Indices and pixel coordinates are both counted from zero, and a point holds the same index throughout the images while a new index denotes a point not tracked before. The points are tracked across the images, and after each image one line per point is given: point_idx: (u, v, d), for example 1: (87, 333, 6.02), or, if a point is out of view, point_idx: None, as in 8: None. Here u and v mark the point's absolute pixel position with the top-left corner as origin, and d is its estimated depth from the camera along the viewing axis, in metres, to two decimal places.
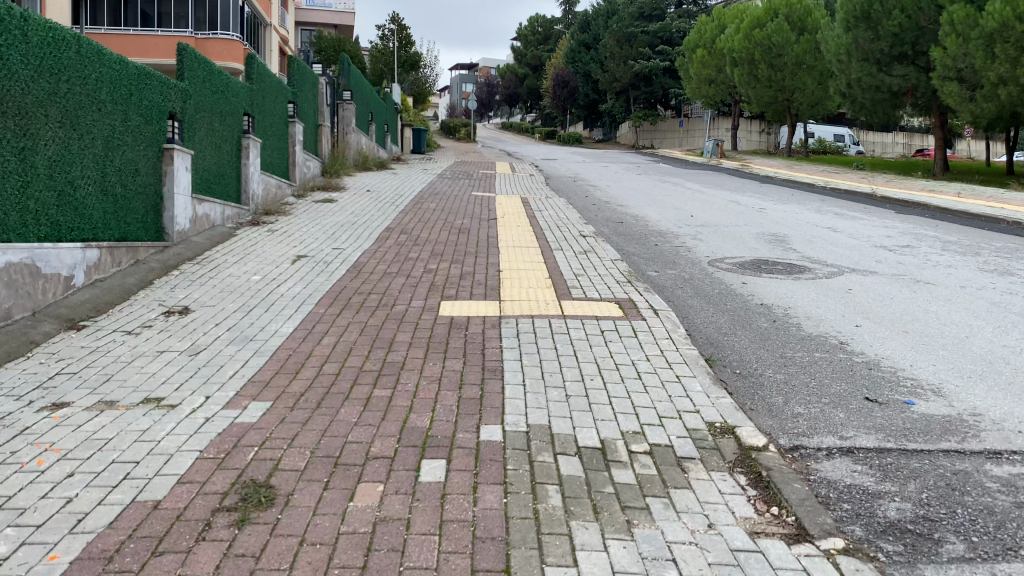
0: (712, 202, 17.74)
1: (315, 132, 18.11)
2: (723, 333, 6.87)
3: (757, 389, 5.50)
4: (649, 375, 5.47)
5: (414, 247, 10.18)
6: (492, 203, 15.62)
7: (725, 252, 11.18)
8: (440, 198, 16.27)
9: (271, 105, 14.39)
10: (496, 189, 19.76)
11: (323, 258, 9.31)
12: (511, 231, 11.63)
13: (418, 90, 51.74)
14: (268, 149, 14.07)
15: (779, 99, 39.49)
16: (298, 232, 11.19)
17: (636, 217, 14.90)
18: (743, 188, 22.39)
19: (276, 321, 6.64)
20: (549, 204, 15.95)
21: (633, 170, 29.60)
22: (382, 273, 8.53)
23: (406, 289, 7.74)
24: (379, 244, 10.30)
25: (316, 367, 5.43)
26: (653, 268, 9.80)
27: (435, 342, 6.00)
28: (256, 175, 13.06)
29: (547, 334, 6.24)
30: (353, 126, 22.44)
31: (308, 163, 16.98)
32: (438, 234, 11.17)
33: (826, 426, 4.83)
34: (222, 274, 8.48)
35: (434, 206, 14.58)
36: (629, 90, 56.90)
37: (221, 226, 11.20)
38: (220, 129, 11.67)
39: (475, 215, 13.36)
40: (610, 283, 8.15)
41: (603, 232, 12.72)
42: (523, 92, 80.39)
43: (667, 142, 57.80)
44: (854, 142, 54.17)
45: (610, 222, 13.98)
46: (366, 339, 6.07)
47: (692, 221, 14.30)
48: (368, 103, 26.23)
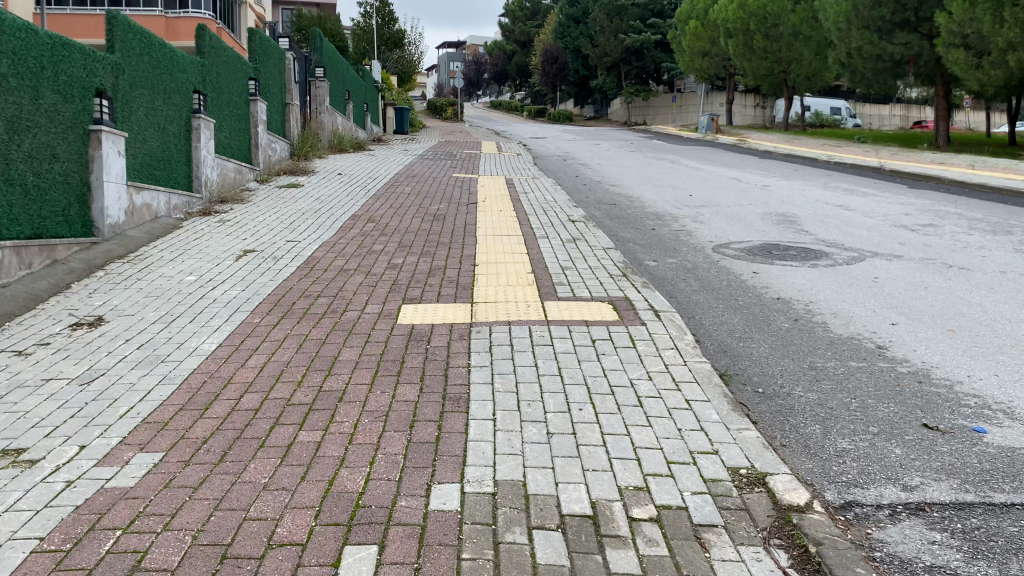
0: (711, 180, 16.63)
1: (283, 112, 16.92)
2: (739, 339, 5.76)
3: (787, 417, 4.38)
4: (653, 402, 4.36)
5: (380, 236, 9.04)
6: (474, 185, 14.47)
7: (729, 236, 10.07)
8: (419, 180, 15.11)
9: (227, 83, 13.22)
10: (481, 170, 18.57)
11: (273, 253, 8.18)
12: (492, 217, 10.49)
13: (404, 69, 50.46)
14: (224, 131, 12.92)
15: (775, 72, 38.28)
16: (254, 224, 10.05)
17: (630, 198, 13.80)
18: (743, 164, 21.21)
19: (198, 336, 5.51)
20: (536, 185, 14.79)
21: (625, 148, 28.40)
22: (338, 269, 7.40)
23: (362, 290, 6.61)
24: (341, 235, 9.16)
25: (230, 401, 4.31)
26: (651, 257, 8.68)
27: (386, 360, 4.89)
28: (209, 160, 11.94)
29: (524, 348, 5.12)
30: (328, 105, 21.27)
31: (274, 146, 15.79)
32: (410, 222, 10.02)
33: (883, 470, 3.72)
34: (150, 276, 7.33)
35: (410, 190, 13.40)
36: (620, 65, 55.51)
37: (166, 217, 10.05)
38: (164, 108, 10.51)
39: (453, 200, 12.23)
40: (602, 277, 7.04)
41: (594, 216, 11.59)
42: (512, 70, 78.79)
43: (660, 119, 56.57)
44: (850, 115, 52.87)
45: (602, 204, 12.85)
46: (300, 359, 4.94)
47: (692, 201, 13.17)
48: (344, 81, 25.01)
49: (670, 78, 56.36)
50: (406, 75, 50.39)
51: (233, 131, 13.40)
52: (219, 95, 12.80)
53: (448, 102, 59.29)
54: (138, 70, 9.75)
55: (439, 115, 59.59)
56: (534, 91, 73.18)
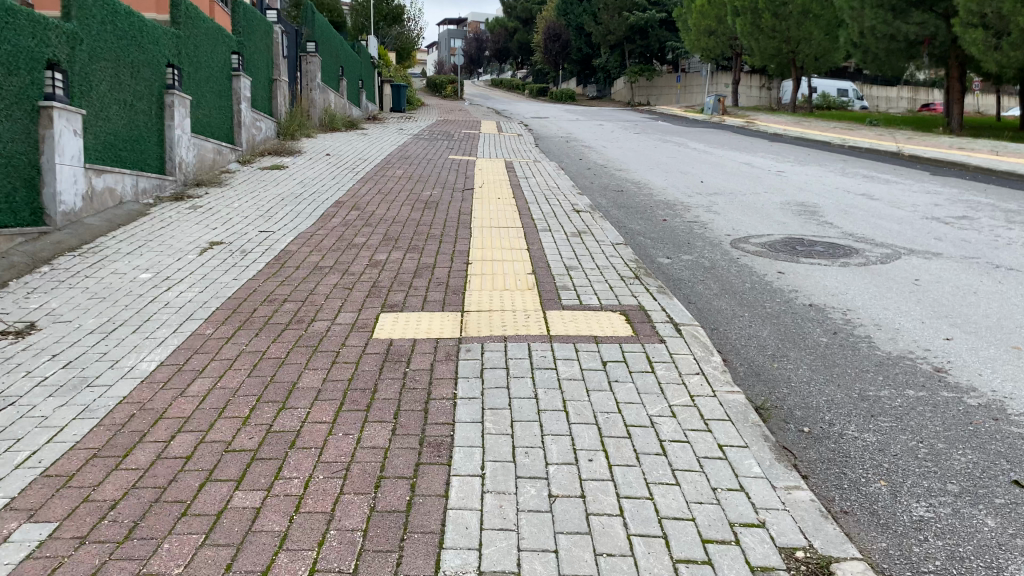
0: (722, 165, 15.75)
1: (269, 89, 15.99)
2: (773, 359, 4.92)
3: (843, 469, 3.56)
4: (679, 449, 3.53)
5: (364, 227, 8.20)
6: (471, 169, 13.60)
7: (747, 229, 9.21)
8: (413, 163, 14.24)
9: (206, 57, 12.30)
10: (478, 152, 17.68)
11: (243, 246, 7.35)
12: (489, 206, 9.64)
13: (403, 45, 49.35)
14: (202, 109, 12.02)
15: (783, 52, 37.23)
16: (228, 211, 9.20)
17: (638, 184, 12.94)
18: (753, 148, 20.29)
19: (137, 352, 4.67)
20: (536, 170, 13.91)
21: (630, 129, 27.44)
22: (312, 266, 6.55)
23: (337, 293, 5.77)
24: (321, 225, 8.30)
25: (154, 446, 3.47)
26: (664, 254, 7.84)
27: (354, 389, 4.05)
28: (185, 140, 11.05)
29: (522, 371, 4.29)
30: (319, 82, 20.33)
31: (260, 124, 14.88)
32: (399, 210, 9.16)
33: (980, 555, 2.90)
34: (100, 272, 6.48)
35: (402, 174, 12.52)
36: (624, 44, 54.33)
37: (131, 202, 9.20)
38: (131, 82, 9.61)
39: (448, 185, 11.37)
40: (611, 279, 6.20)
41: (600, 204, 10.74)
42: (514, 48, 77.46)
43: (664, 99, 55.51)
44: (857, 97, 51.75)
45: (608, 191, 11.98)
46: (251, 388, 4.10)
47: (704, 189, 12.30)
48: (338, 57, 24.06)
49: (675, 58, 55.21)
50: (404, 51, 49.36)
51: (212, 109, 12.50)
52: (197, 69, 11.88)
53: (447, 79, 58.16)
54: (100, 40, 8.84)
55: (439, 93, 58.50)
56: (536, 70, 71.97)
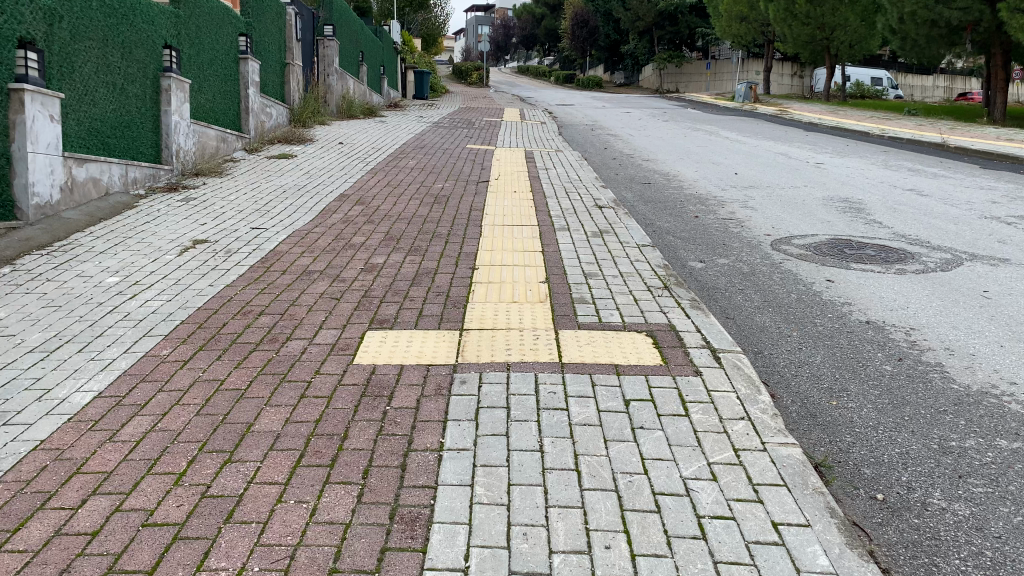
0: (756, 156, 14.85)
1: (281, 73, 15.30)
2: (829, 396, 4.12)
3: (934, 558, 2.77)
4: (722, 530, 2.75)
5: (366, 224, 7.47)
6: (488, 159, 12.84)
7: (787, 229, 8.35)
8: (428, 152, 13.50)
9: (209, 38, 11.62)
10: (498, 141, 16.88)
11: (228, 245, 6.66)
12: (504, 200, 8.89)
13: (427, 31, 48.68)
14: (204, 93, 11.35)
15: (817, 39, 35.99)
16: (222, 204, 8.51)
17: (666, 176, 12.11)
18: (788, 139, 19.31)
19: (76, 379, 3.97)
20: (558, 159, 13.12)
21: (658, 117, 26.49)
22: (300, 271, 5.83)
23: (321, 305, 5.04)
24: (319, 221, 7.59)
25: (58, 516, 2.76)
26: (697, 257, 7.04)
27: (320, 436, 3.31)
28: (183, 126, 10.38)
29: (527, 412, 3.52)
30: (337, 68, 19.65)
31: (269, 111, 14.20)
32: (406, 205, 8.42)
33: None
34: (65, 274, 5.80)
35: (415, 164, 11.78)
36: (653, 30, 53.18)
37: (119, 194, 8.54)
38: (122, 64, 8.95)
39: (463, 176, 10.62)
40: (638, 289, 5.41)
41: (625, 198, 9.92)
42: (541, 35, 76.42)
43: (693, 87, 54.32)
44: (892, 85, 50.18)
45: (634, 184, 11.15)
46: (196, 432, 3.37)
47: (737, 183, 11.43)
48: (358, 42, 23.37)
49: (704, 45, 53.93)
50: (429, 38, 48.85)
51: (215, 93, 11.83)
52: (199, 51, 11.20)
53: (473, 66, 57.43)
54: (85, 19, 8.17)
55: (464, 80, 57.83)
56: (562, 56, 70.92)
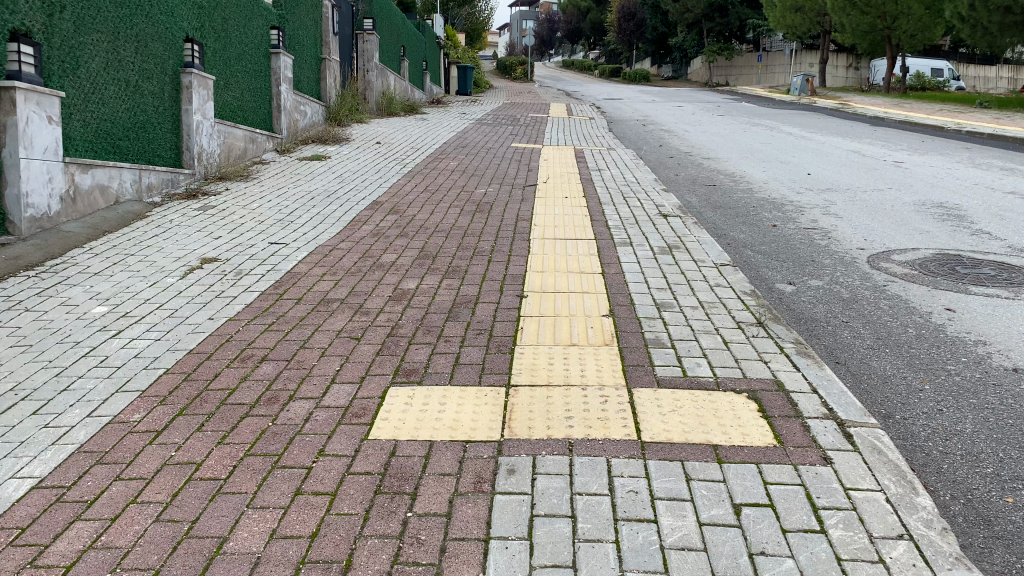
0: (827, 154, 13.64)
1: (316, 68, 14.50)
2: (1001, 489, 3.06)
3: None
4: None
5: (398, 238, 6.57)
6: (536, 159, 11.86)
7: (882, 241, 7.23)
8: (471, 152, 12.57)
9: (236, 31, 10.83)
10: (545, 138, 15.87)
11: (240, 264, 5.80)
12: (555, 207, 7.91)
13: (472, 26, 47.85)
14: (230, 90, 10.58)
15: (878, 28, 34.29)
16: (242, 213, 7.68)
17: (731, 177, 11.01)
18: (855, 134, 17.97)
19: (19, 455, 3.11)
20: (612, 159, 12.09)
21: (712, 111, 25.21)
22: (317, 298, 4.93)
23: (337, 347, 4.12)
24: (346, 234, 6.70)
25: None
26: (784, 279, 5.99)
27: (312, 565, 2.38)
28: (206, 127, 9.59)
29: (600, 528, 2.55)
30: (377, 63, 18.82)
31: (303, 109, 13.40)
32: (445, 215, 7.49)
33: None
34: (48, 302, 4.98)
35: (455, 166, 10.86)
36: (702, 22, 51.63)
37: (131, 203, 7.77)
38: (136, 59, 8.18)
39: (509, 180, 9.66)
40: (725, 327, 4.40)
41: (689, 204, 8.85)
42: (586, 28, 75.17)
43: (744, 79, 52.62)
44: (953, 76, 47.91)
45: (698, 187, 10.07)
46: (148, 553, 2.47)
47: (813, 185, 10.27)
48: (399, 36, 22.55)
49: (756, 36, 52.20)
50: (473, 32, 48.10)
51: (243, 90, 11.06)
52: (224, 45, 10.42)
53: (517, 62, 56.49)
54: (92, 8, 7.38)
55: (508, 75, 56.95)
56: (608, 50, 69.58)
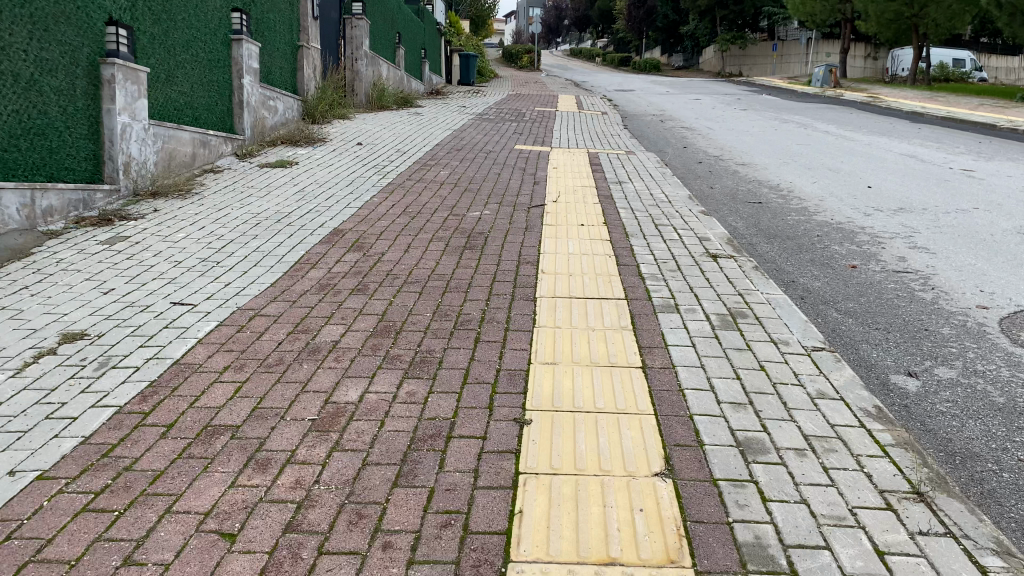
0: (880, 160, 11.81)
1: (291, 58, 12.66)
2: None
3: None
4: None
5: (352, 295, 4.76)
6: (543, 166, 10.04)
7: (1006, 294, 5.40)
8: (468, 156, 10.75)
9: (182, 13, 9.01)
10: (553, 138, 14.05)
11: (111, 346, 3.97)
12: (567, 241, 6.09)
13: (478, 12, 46.00)
14: (174, 85, 8.78)
15: (905, 16, 32.33)
16: (160, 250, 5.85)
17: (776, 191, 9.21)
18: (899, 133, 16.07)
19: None
20: (634, 166, 10.29)
21: (733, 105, 23.31)
22: (197, 427, 3.13)
23: (189, 562, 2.32)
24: (283, 289, 4.88)
25: None
26: (901, 368, 4.17)
27: None
28: (137, 130, 7.75)
29: None
30: (367, 50, 16.95)
31: (273, 104, 11.56)
32: (422, 254, 5.68)
33: None
34: None
35: (447, 176, 9.04)
36: (715, 9, 49.49)
37: (15, 234, 5.98)
38: (31, 46, 6.38)
39: (510, 197, 7.84)
40: (868, 510, 2.59)
41: (737, 231, 7.07)
42: (594, 15, 72.98)
43: (758, 69, 50.68)
44: (976, 67, 45.81)
45: (741, 206, 8.23)
46: None
47: (880, 203, 8.42)
48: (394, 22, 20.65)
49: (770, 24, 50.20)
50: (479, 19, 46.37)
51: (192, 83, 9.26)
52: (166, 31, 8.61)
53: (524, 49, 54.69)
54: None
55: (514, 64, 54.96)
56: (617, 38, 67.63)
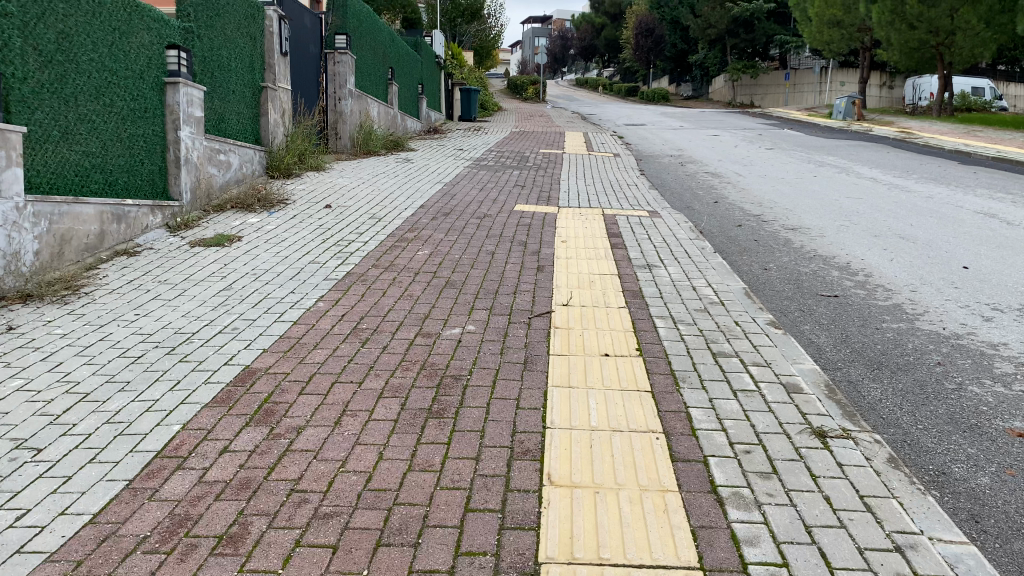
0: (955, 223, 9.76)
1: (251, 102, 10.70)
2: None
3: None
4: None
5: (215, 556, 2.70)
6: (548, 238, 8.01)
7: None
8: (457, 221, 8.74)
9: (87, 53, 7.06)
10: (561, 191, 12.04)
11: None
12: (588, 396, 4.01)
13: (481, 42, 44.28)
14: (74, 144, 6.82)
15: (928, 45, 30.30)
16: None
17: (849, 276, 7.14)
18: (955, 180, 13.96)
19: None
20: (663, 237, 8.25)
21: (757, 143, 21.34)
22: None
23: None
24: (98, 540, 2.81)
25: None
26: None
27: None
28: (3, 211, 5.76)
29: None
30: (353, 88, 15.06)
31: (224, 158, 9.59)
32: (360, 430, 3.62)
33: None
34: None
35: (425, 257, 7.01)
36: (724, 38, 47.69)
37: None
38: None
39: (504, 297, 5.79)
40: None
41: (824, 358, 4.99)
42: (600, 44, 71.27)
43: (771, 99, 48.84)
44: (996, 95, 43.75)
45: (814, 307, 6.15)
46: None
47: (997, 300, 6.34)
48: (386, 56, 18.73)
49: (782, 53, 48.40)
50: (482, 51, 44.71)
51: (104, 140, 7.30)
52: (61, 76, 6.66)
53: (528, 80, 53.15)
54: None
55: (520, 95, 53.38)
56: (623, 67, 66.02)
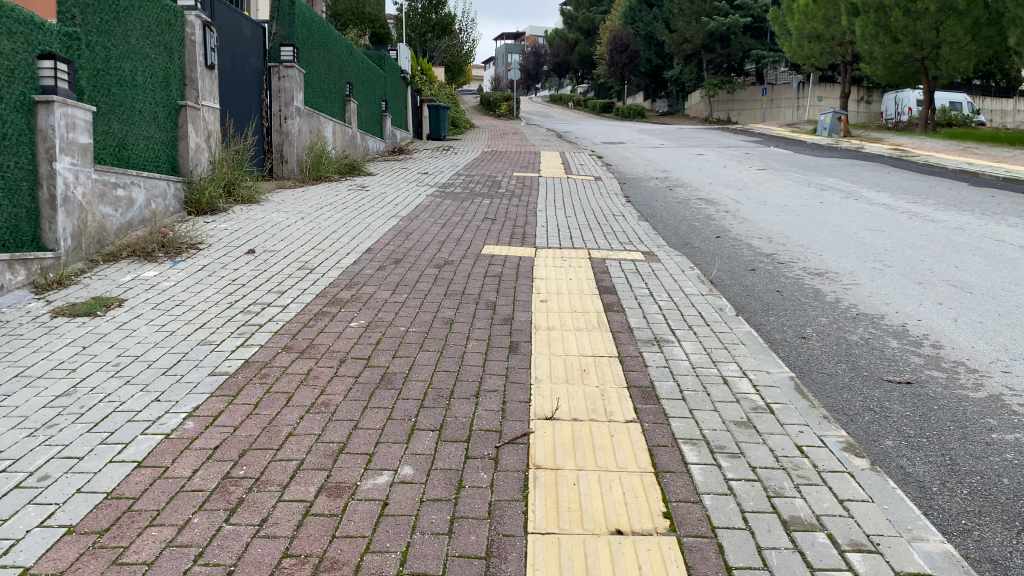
0: (1008, 264, 8.13)
1: (166, 123, 8.92)
2: None
3: None
4: None
5: None
6: (524, 295, 6.32)
7: None
8: (408, 272, 7.02)
9: None
10: (537, 224, 10.35)
11: None
12: None
13: (451, 58, 42.78)
14: None
15: (914, 58, 28.95)
16: None
17: (916, 349, 5.47)
18: (978, 207, 12.41)
19: None
20: (668, 291, 6.57)
21: (748, 162, 19.83)
22: None
23: None
24: None
25: None
26: None
27: None
28: None
29: None
30: (302, 106, 13.32)
31: (123, 193, 7.80)
32: None
33: None
34: None
35: (358, 331, 5.26)
36: (701, 53, 46.56)
37: None
38: None
39: (460, 403, 4.06)
40: None
41: (941, 514, 3.29)
42: (573, 60, 70.05)
43: (749, 114, 47.73)
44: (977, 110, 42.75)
45: (889, 406, 4.45)
46: None
47: None
48: (343, 70, 16.99)
49: (759, 68, 47.32)
50: (453, 66, 43.24)
51: None
52: None
53: (502, 95, 51.73)
54: None
55: (493, 111, 51.90)
56: (598, 82, 64.85)
